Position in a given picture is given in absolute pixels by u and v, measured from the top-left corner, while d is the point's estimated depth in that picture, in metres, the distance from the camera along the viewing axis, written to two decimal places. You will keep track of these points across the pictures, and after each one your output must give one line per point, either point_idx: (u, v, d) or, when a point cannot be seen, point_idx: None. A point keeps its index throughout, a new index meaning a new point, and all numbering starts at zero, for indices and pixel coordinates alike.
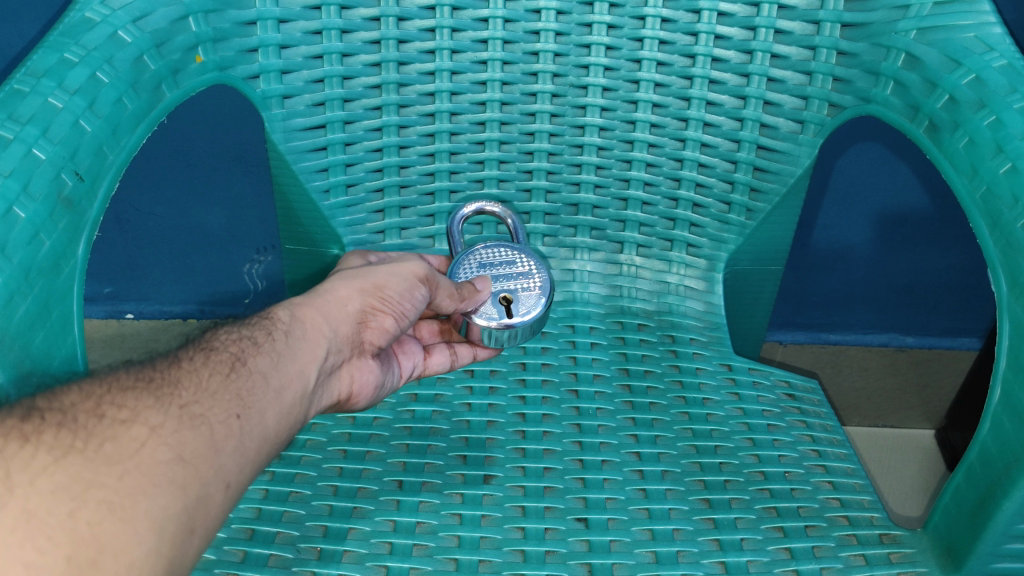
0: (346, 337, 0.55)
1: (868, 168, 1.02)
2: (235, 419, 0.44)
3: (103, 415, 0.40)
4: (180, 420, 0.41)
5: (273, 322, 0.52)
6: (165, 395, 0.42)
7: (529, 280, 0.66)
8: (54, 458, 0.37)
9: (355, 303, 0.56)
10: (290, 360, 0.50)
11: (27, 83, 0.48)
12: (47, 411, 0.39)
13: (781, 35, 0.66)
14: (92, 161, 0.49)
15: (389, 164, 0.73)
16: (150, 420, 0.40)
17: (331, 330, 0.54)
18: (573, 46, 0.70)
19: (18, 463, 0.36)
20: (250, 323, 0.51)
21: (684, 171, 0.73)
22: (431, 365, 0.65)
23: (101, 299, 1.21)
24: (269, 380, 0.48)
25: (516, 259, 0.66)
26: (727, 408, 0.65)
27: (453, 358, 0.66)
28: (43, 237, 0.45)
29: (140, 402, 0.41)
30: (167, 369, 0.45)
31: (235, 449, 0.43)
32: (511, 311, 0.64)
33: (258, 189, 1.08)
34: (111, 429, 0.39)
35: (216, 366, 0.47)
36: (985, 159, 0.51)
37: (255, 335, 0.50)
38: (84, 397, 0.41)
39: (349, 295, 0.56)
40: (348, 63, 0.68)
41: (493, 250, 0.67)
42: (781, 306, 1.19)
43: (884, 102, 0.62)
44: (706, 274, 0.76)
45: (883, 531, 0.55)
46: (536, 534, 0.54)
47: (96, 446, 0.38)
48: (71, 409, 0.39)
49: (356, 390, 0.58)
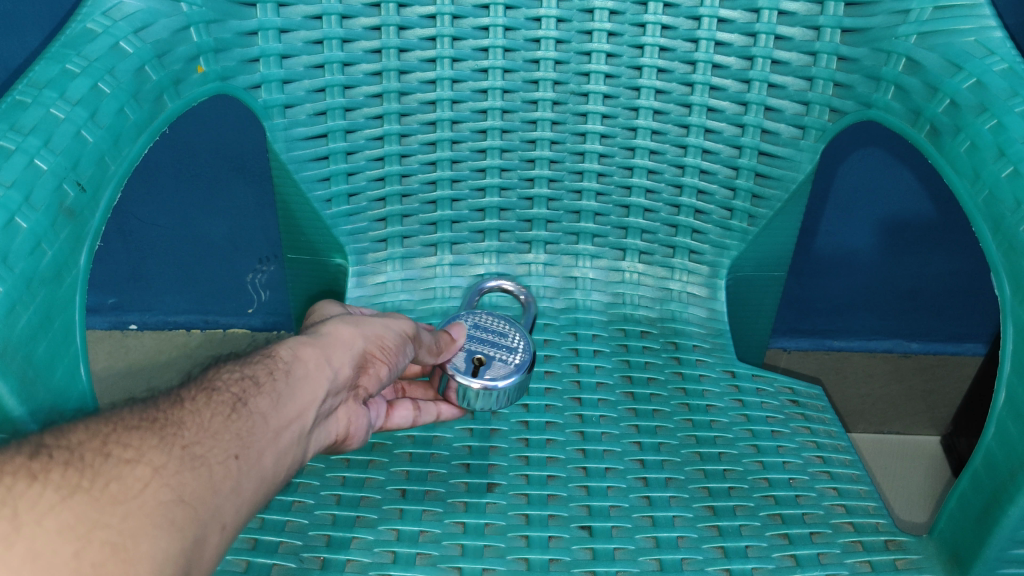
0: (346, 380, 0.54)
1: (871, 174, 1.02)
2: (233, 459, 0.43)
3: (109, 454, 0.39)
4: (182, 461, 0.41)
5: (275, 361, 0.51)
6: (168, 435, 0.42)
7: (511, 355, 0.64)
8: (61, 497, 0.36)
9: (358, 346, 0.55)
10: (291, 401, 0.49)
11: (29, 94, 0.48)
12: (54, 449, 0.39)
13: (781, 41, 0.67)
14: (95, 171, 0.50)
15: (390, 173, 0.73)
16: (154, 461, 0.40)
17: (332, 371, 0.53)
18: (574, 54, 0.70)
19: (25, 502, 0.35)
20: (251, 361, 0.50)
21: (686, 178, 0.73)
22: (393, 420, 0.61)
23: (105, 310, 1.21)
24: (269, 422, 0.47)
25: (509, 333, 0.66)
26: (731, 414, 0.65)
27: (416, 414, 0.61)
28: (45, 248, 0.45)
29: (145, 442, 0.41)
30: (170, 409, 0.44)
31: (231, 493, 0.42)
32: (477, 372, 0.62)
33: (259, 198, 1.08)
34: (117, 469, 0.39)
35: (217, 407, 0.46)
36: (986, 162, 0.51)
37: (257, 374, 0.49)
38: (91, 435, 0.40)
39: (352, 338, 0.55)
40: (348, 72, 0.68)
41: (492, 319, 0.68)
42: (783, 313, 1.18)
43: (884, 107, 0.62)
44: (709, 280, 0.76)
45: (889, 537, 0.55)
46: (539, 541, 0.54)
47: (102, 485, 0.38)
48: (78, 447, 0.39)
49: (352, 432, 0.56)
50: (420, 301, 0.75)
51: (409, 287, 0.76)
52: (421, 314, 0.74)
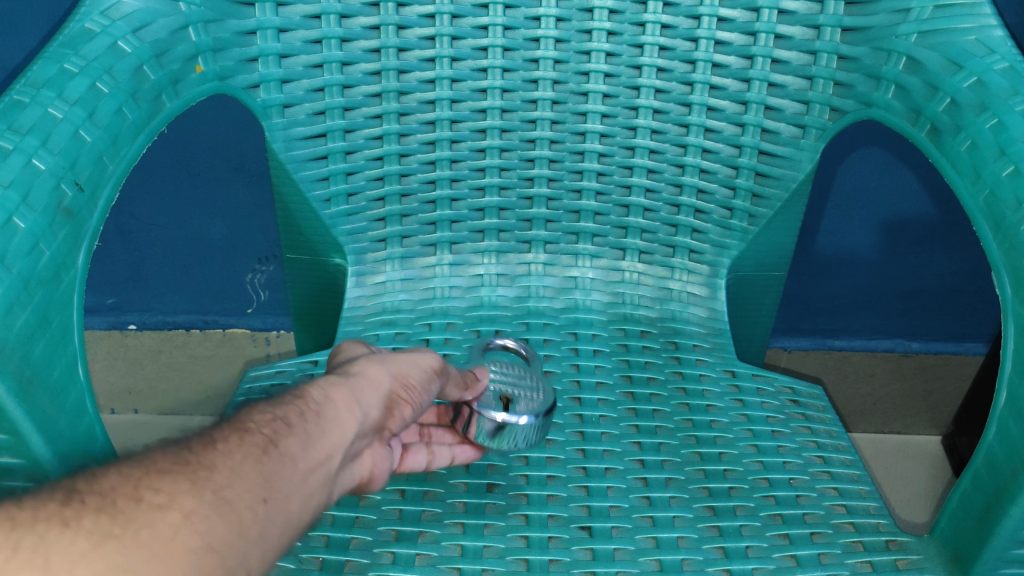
0: (376, 422, 0.48)
1: (872, 172, 1.02)
2: (265, 504, 0.38)
3: (141, 498, 0.35)
4: (215, 508, 0.36)
5: (306, 400, 0.45)
6: (200, 478, 0.37)
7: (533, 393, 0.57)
8: (92, 546, 0.32)
9: (386, 385, 0.49)
10: (328, 441, 0.44)
11: (27, 94, 0.48)
12: (85, 495, 0.35)
13: (781, 40, 0.67)
14: (93, 171, 0.49)
15: (389, 172, 0.73)
16: (184, 507, 0.35)
17: (362, 413, 0.47)
18: (573, 53, 0.70)
19: (57, 550, 0.31)
20: (283, 397, 0.45)
21: (686, 177, 0.73)
22: (406, 463, 0.55)
23: (103, 311, 1.20)
24: (304, 465, 0.42)
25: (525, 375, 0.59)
26: (731, 414, 0.64)
27: (430, 459, 0.56)
28: (43, 248, 0.45)
29: (176, 486, 0.36)
30: (203, 449, 0.39)
31: (258, 543, 0.37)
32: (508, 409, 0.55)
33: (258, 198, 1.08)
34: (148, 515, 0.34)
35: (251, 446, 0.41)
36: (987, 161, 0.51)
37: (288, 414, 0.43)
38: (123, 480, 0.36)
39: (380, 376, 0.49)
40: (347, 72, 0.68)
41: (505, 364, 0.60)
42: (785, 313, 1.17)
43: (884, 106, 0.62)
44: (709, 280, 0.76)
45: (890, 537, 0.54)
46: (539, 542, 0.54)
47: (133, 532, 0.33)
48: (110, 493, 0.35)
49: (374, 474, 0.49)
50: (419, 301, 0.75)
51: (408, 287, 0.75)
52: (421, 313, 0.73)
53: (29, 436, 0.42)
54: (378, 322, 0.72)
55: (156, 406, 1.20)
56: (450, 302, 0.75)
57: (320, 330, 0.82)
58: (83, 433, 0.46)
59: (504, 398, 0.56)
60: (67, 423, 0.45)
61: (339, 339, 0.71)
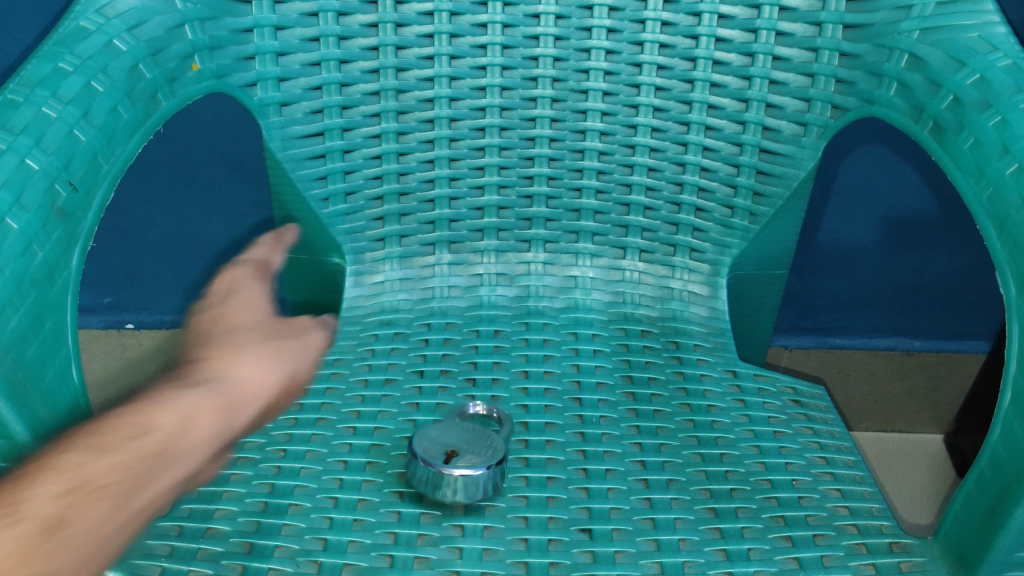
0: (220, 431, 0.48)
1: (873, 168, 1.02)
2: (113, 510, 0.41)
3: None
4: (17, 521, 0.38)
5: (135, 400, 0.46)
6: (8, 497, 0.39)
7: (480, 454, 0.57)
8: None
9: (235, 381, 0.51)
10: (202, 429, 0.47)
11: (20, 93, 0.47)
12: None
13: (782, 37, 0.66)
14: (87, 171, 0.49)
15: (388, 171, 0.72)
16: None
17: (206, 425, 0.47)
18: (573, 51, 0.69)
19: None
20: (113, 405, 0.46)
21: (686, 176, 0.72)
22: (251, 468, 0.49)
23: (101, 310, 1.18)
24: (169, 465, 0.44)
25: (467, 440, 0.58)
26: (732, 415, 0.64)
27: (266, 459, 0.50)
28: (36, 249, 0.44)
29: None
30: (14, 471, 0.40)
31: (91, 555, 0.41)
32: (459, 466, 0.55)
33: (257, 197, 1.08)
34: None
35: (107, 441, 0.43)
36: (990, 159, 0.50)
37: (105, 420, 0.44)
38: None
39: (223, 371, 0.51)
40: (345, 70, 0.68)
41: (442, 433, 0.59)
42: (786, 310, 1.16)
43: (886, 104, 0.61)
44: (710, 279, 0.75)
45: (893, 539, 0.54)
46: (539, 545, 0.53)
47: None
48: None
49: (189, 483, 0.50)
50: (418, 301, 0.74)
51: (406, 287, 0.75)
52: (419, 313, 0.73)
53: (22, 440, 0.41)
54: (376, 322, 0.72)
55: None
56: (449, 302, 0.74)
57: None
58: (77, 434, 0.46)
59: (449, 452, 0.56)
60: (61, 425, 0.44)
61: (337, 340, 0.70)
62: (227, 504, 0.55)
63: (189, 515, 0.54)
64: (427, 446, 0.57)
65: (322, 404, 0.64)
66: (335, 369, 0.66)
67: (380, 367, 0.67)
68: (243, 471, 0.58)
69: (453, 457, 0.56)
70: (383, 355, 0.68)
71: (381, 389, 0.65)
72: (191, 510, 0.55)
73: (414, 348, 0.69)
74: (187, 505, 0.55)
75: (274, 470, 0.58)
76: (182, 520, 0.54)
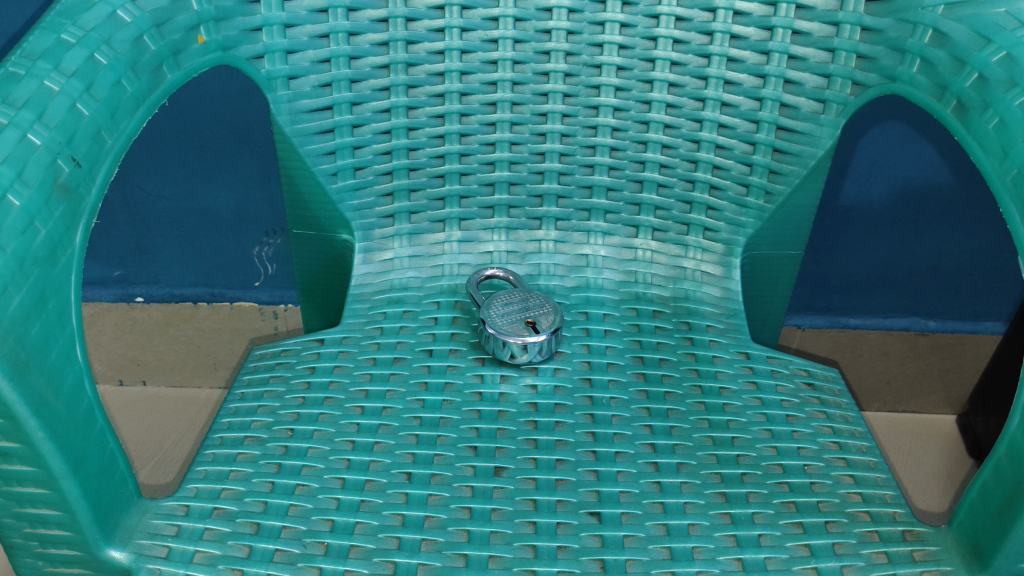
0: None
1: (893, 145, 1.00)
2: None
3: None
4: None
5: None
6: None
7: (546, 313, 0.66)
8: None
9: None
10: None
11: (22, 65, 0.46)
12: None
13: (802, 11, 0.64)
14: (90, 146, 0.48)
15: (397, 147, 0.71)
16: None
17: None
18: (586, 24, 0.68)
19: None
20: None
21: (701, 153, 0.71)
22: None
23: (111, 283, 1.18)
24: None
25: (529, 304, 0.67)
26: (744, 398, 0.63)
27: None
28: (38, 226, 0.43)
29: None
30: None
31: None
32: (538, 329, 0.64)
33: (266, 170, 1.07)
34: None
35: None
36: (1015, 140, 0.48)
37: None
38: None
39: None
40: (354, 42, 0.66)
41: (505, 308, 0.67)
42: (800, 290, 1.14)
43: (909, 81, 0.60)
44: (723, 259, 0.74)
45: (906, 528, 0.53)
46: (548, 528, 0.53)
47: None
48: None
49: None
50: (428, 278, 0.73)
51: (416, 264, 0.74)
52: (429, 291, 0.72)
53: (26, 421, 0.41)
54: (386, 299, 0.71)
55: (164, 378, 1.25)
56: (460, 280, 0.73)
57: (328, 308, 0.82)
58: (82, 413, 0.45)
59: (528, 323, 0.65)
60: (64, 405, 0.44)
61: (346, 317, 0.69)
62: (234, 484, 0.55)
63: (195, 495, 0.54)
64: (503, 317, 0.65)
65: (330, 382, 0.63)
66: (342, 348, 0.66)
67: (389, 346, 0.66)
68: (250, 450, 0.58)
69: (532, 328, 0.64)
70: (392, 334, 0.67)
71: (390, 367, 0.64)
72: (198, 490, 0.55)
73: (423, 327, 0.68)
74: (194, 484, 0.55)
75: (282, 449, 0.58)
76: (188, 499, 0.54)
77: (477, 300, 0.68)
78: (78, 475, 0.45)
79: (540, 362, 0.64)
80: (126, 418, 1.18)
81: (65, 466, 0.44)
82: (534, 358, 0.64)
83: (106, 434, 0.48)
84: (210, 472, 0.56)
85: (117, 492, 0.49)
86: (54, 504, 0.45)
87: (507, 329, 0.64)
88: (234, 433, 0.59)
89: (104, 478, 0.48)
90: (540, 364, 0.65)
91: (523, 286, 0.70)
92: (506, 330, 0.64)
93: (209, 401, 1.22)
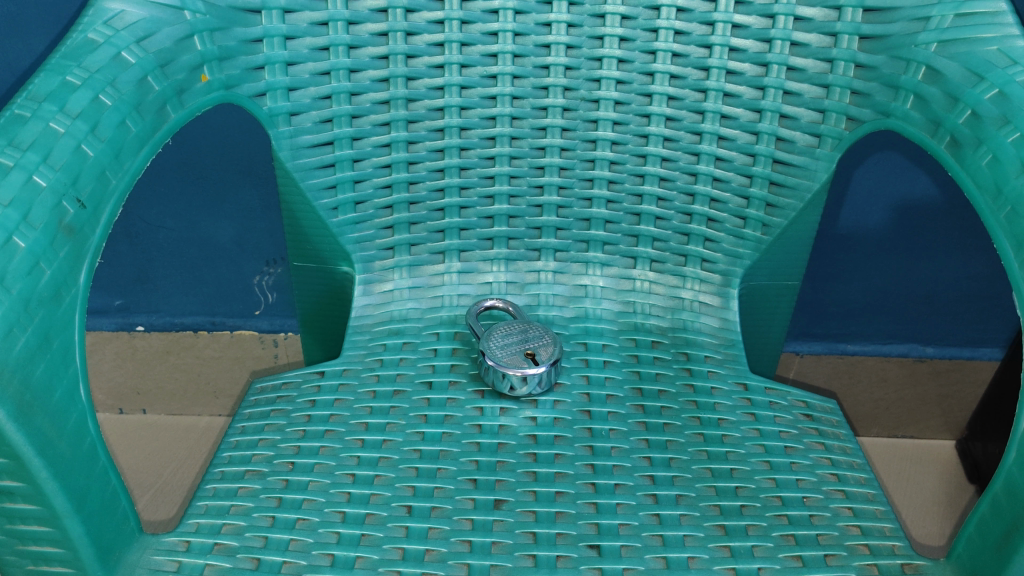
0: None
1: (889, 175, 1.01)
2: None
3: None
4: None
5: None
6: None
7: (546, 344, 0.67)
8: None
9: None
10: None
11: (28, 108, 0.47)
12: None
13: (797, 48, 0.66)
14: (95, 186, 0.49)
15: (397, 180, 0.72)
16: None
17: None
18: (584, 60, 0.69)
19: None
20: None
21: (698, 186, 0.72)
22: None
23: (112, 312, 1.19)
24: None
25: (530, 334, 0.68)
26: (744, 429, 0.64)
27: None
28: (43, 267, 0.44)
29: None
30: None
31: None
32: (538, 361, 0.65)
33: (267, 201, 1.08)
34: None
35: None
36: (1008, 177, 0.49)
37: None
38: None
39: None
40: (355, 79, 0.68)
41: (506, 338, 0.67)
42: (798, 317, 1.15)
43: (902, 117, 0.61)
44: (721, 289, 0.75)
45: (906, 561, 0.53)
46: (547, 561, 0.53)
47: None
48: None
49: None
50: (428, 309, 0.74)
51: (416, 295, 0.75)
52: (429, 322, 0.73)
53: (30, 460, 0.41)
54: (386, 331, 0.72)
55: (164, 406, 1.25)
56: (459, 310, 0.74)
57: (329, 339, 0.82)
58: (85, 451, 0.46)
59: (528, 354, 0.66)
60: (68, 443, 0.44)
61: (347, 349, 0.70)
62: (235, 519, 0.55)
63: (195, 530, 0.54)
64: (503, 349, 0.66)
65: (330, 415, 0.63)
66: (342, 380, 0.66)
67: (388, 378, 0.67)
68: (251, 485, 0.58)
69: (531, 360, 0.65)
70: (392, 366, 0.68)
71: (389, 400, 0.64)
72: (199, 525, 0.55)
73: (422, 359, 0.69)
74: (195, 519, 0.55)
75: (282, 483, 0.58)
76: (189, 535, 0.54)
77: (477, 331, 0.68)
78: (81, 513, 0.45)
79: (539, 395, 0.65)
80: (127, 447, 1.18)
81: (68, 504, 0.44)
82: (535, 390, 0.64)
83: (109, 471, 0.48)
84: (211, 507, 0.56)
85: (119, 528, 0.49)
86: (58, 541, 0.45)
87: (507, 361, 0.64)
88: (235, 467, 0.60)
89: (106, 514, 0.48)
90: (539, 397, 0.65)
91: (522, 317, 0.71)
92: (506, 362, 0.64)
93: (211, 429, 1.22)
